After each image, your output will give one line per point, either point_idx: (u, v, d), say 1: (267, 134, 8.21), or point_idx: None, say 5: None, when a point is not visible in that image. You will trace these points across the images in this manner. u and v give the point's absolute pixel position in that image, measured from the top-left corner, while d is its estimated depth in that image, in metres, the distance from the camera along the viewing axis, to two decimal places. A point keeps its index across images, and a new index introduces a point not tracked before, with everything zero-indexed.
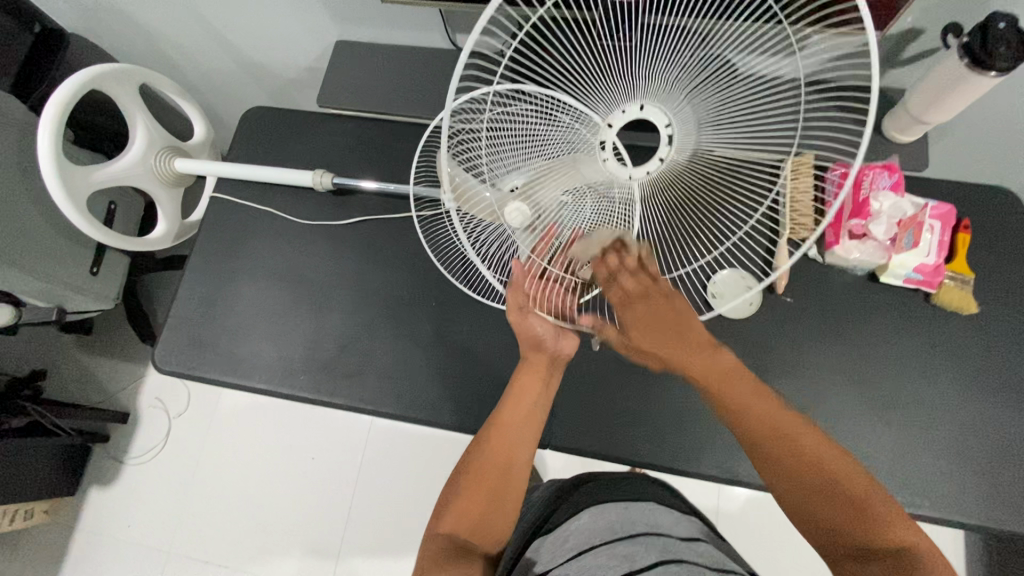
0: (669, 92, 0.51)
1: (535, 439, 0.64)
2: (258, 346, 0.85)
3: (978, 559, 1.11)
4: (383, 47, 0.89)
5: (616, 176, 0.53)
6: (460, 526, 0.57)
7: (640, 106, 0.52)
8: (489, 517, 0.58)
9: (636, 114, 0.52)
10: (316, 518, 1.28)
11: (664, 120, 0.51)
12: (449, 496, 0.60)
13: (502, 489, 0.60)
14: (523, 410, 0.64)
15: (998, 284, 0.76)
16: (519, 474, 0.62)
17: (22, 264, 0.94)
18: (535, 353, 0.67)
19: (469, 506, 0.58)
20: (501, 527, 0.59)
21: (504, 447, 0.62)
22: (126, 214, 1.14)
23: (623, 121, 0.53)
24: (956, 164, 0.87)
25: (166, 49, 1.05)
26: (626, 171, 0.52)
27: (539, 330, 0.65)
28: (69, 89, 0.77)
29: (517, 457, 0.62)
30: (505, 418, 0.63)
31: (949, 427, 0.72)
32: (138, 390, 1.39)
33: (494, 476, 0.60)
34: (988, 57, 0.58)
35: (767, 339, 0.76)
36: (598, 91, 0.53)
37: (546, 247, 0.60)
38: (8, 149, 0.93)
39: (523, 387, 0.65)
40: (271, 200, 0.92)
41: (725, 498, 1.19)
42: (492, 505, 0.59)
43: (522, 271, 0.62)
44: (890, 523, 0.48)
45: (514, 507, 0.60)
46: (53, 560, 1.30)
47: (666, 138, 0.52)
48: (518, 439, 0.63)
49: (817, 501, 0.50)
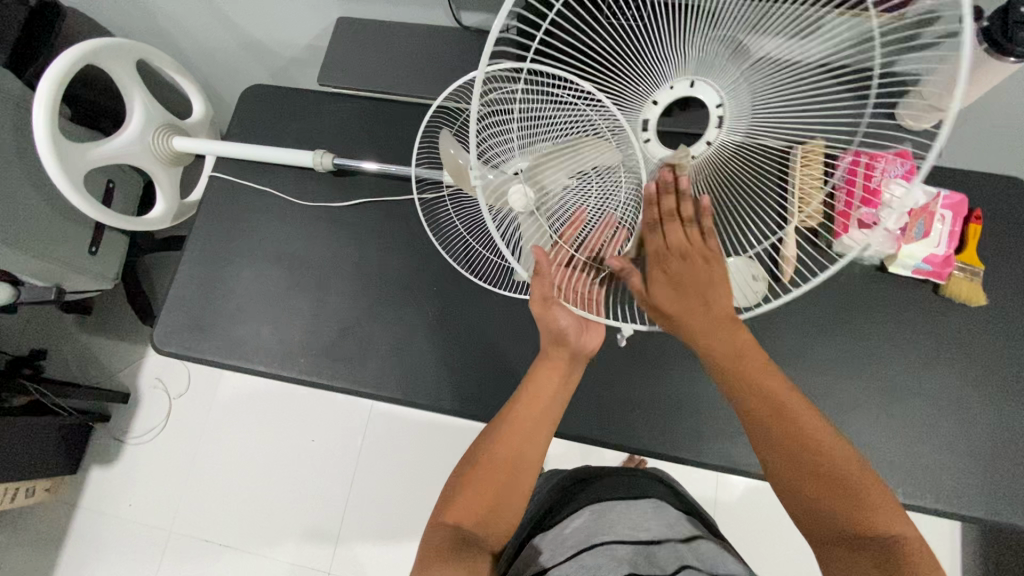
0: (724, 69, 0.49)
1: (547, 435, 0.63)
2: (257, 328, 0.85)
3: (975, 551, 1.11)
4: (384, 25, 0.87)
5: (658, 158, 0.53)
6: (465, 518, 0.57)
7: (690, 82, 0.49)
8: (496, 509, 0.58)
9: (684, 91, 0.50)
10: (315, 499, 1.29)
11: (716, 99, 0.49)
12: (452, 489, 0.59)
13: (514, 483, 0.59)
14: (538, 404, 0.63)
15: (1008, 277, 0.75)
16: (529, 471, 0.60)
17: (19, 243, 0.93)
18: (555, 348, 0.65)
19: (472, 501, 0.57)
20: (507, 519, 0.58)
21: (516, 442, 0.60)
22: (125, 193, 1.13)
23: (670, 97, 0.51)
24: (970, 153, 0.85)
25: (164, 24, 1.02)
26: (668, 154, 0.52)
27: (563, 322, 0.62)
28: (65, 61, 0.75)
29: (530, 452, 0.61)
30: (520, 412, 0.62)
31: (953, 420, 0.72)
32: (138, 370, 1.39)
33: (502, 469, 0.59)
34: (1009, 42, 0.55)
35: (772, 330, 0.75)
36: (634, 61, 0.50)
37: (571, 234, 0.60)
38: (5, 126, 0.91)
39: (538, 380, 0.64)
40: (272, 181, 0.91)
41: (723, 488, 1.19)
42: (498, 501, 0.58)
43: (544, 258, 0.57)
44: (870, 509, 0.48)
45: (523, 500, 0.60)
46: (55, 536, 1.32)
47: (716, 119, 0.50)
48: (529, 434, 0.61)
49: (819, 484, 0.49)
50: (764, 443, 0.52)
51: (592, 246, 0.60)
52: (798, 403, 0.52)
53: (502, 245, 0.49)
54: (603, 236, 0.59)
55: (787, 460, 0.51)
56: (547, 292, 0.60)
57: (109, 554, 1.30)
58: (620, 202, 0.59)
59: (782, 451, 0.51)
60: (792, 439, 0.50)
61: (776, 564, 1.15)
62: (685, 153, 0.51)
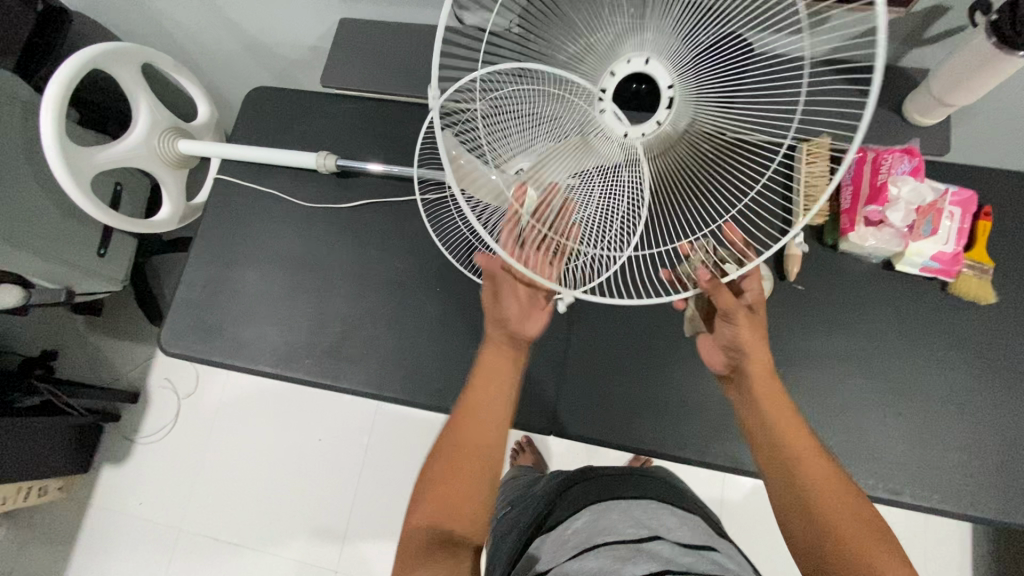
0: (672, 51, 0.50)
1: (505, 421, 0.62)
2: (262, 330, 0.85)
3: (986, 552, 1.10)
4: (385, 26, 0.86)
5: (613, 132, 0.52)
6: (437, 517, 0.55)
7: (644, 59, 0.50)
8: (467, 502, 0.56)
9: (628, 69, 0.51)
10: (321, 498, 1.30)
11: (666, 81, 0.50)
12: (424, 489, 0.58)
13: (481, 474, 0.58)
14: (490, 389, 0.63)
15: (1019, 274, 0.74)
16: (493, 458, 0.60)
17: (29, 246, 0.94)
18: (498, 332, 0.66)
19: (442, 498, 0.56)
20: (483, 511, 0.57)
21: (476, 430, 0.60)
22: (132, 195, 1.14)
23: (627, 71, 0.51)
24: (978, 148, 0.83)
25: (169, 27, 1.03)
26: (622, 127, 0.51)
27: (508, 303, 0.64)
28: (70, 67, 0.76)
29: (492, 440, 0.60)
30: (474, 402, 0.62)
31: (962, 420, 0.71)
32: (147, 371, 1.40)
33: (468, 458, 0.59)
34: (1017, 35, 0.55)
35: (777, 329, 0.75)
36: (579, 52, 0.53)
37: (517, 205, 0.54)
38: (13, 130, 0.92)
39: (489, 369, 0.64)
40: (275, 182, 0.91)
41: (729, 487, 1.19)
42: (466, 493, 0.57)
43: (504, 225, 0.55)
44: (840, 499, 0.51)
45: (493, 488, 0.59)
46: (68, 535, 1.33)
47: (668, 100, 0.51)
48: (488, 420, 0.61)
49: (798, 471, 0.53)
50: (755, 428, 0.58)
51: (538, 218, 0.55)
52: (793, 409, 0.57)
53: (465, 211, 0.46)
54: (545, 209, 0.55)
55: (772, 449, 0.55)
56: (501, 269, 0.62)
57: (121, 553, 1.32)
58: (591, 199, 0.57)
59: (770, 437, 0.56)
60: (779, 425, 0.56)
61: (783, 564, 1.14)
62: (637, 127, 0.51)
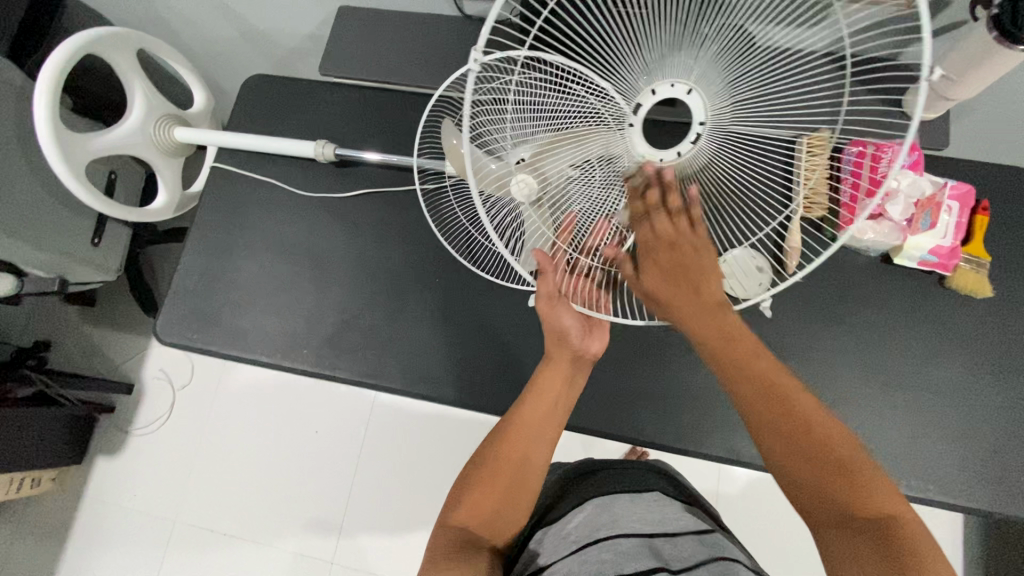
0: (708, 77, 0.50)
1: (554, 437, 0.62)
2: (259, 320, 0.85)
3: (975, 544, 1.11)
4: (385, 14, 0.86)
5: (629, 151, 0.52)
6: (471, 518, 0.57)
7: (687, 89, 0.50)
8: (501, 510, 0.58)
9: (667, 93, 0.50)
10: (317, 489, 1.30)
11: (699, 117, 0.50)
12: (461, 488, 0.59)
13: (518, 486, 0.58)
14: (544, 404, 0.62)
15: (1015, 269, 0.74)
16: (536, 473, 0.60)
17: (23, 235, 0.93)
18: (558, 348, 0.65)
19: (480, 501, 0.57)
20: (513, 519, 0.58)
21: (521, 443, 0.60)
22: (127, 184, 1.13)
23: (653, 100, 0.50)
24: (978, 143, 0.84)
25: (165, 14, 1.02)
26: (638, 149, 0.52)
27: (567, 322, 0.63)
28: (64, 52, 0.74)
29: (536, 454, 0.60)
30: (525, 416, 0.62)
31: (958, 412, 0.71)
32: (142, 363, 1.39)
33: (512, 469, 0.59)
34: (1017, 31, 0.55)
35: (775, 322, 0.75)
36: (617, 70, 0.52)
37: (569, 237, 0.61)
38: (6, 116, 0.91)
39: (542, 383, 0.64)
40: (273, 171, 0.91)
41: (725, 481, 1.20)
42: (505, 500, 0.58)
43: (545, 258, 0.59)
44: (868, 493, 0.47)
45: (528, 499, 0.59)
46: (61, 526, 1.33)
47: (694, 135, 0.51)
48: (538, 434, 0.61)
49: (807, 467, 0.49)
50: (752, 413, 0.51)
51: (590, 247, 0.61)
52: (784, 380, 0.51)
53: (495, 237, 0.49)
54: (596, 239, 0.60)
55: (783, 445, 0.50)
56: (553, 291, 0.62)
57: (115, 544, 1.31)
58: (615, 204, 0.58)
59: (773, 430, 0.50)
60: (778, 413, 0.50)
61: (778, 555, 1.15)
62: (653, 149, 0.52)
